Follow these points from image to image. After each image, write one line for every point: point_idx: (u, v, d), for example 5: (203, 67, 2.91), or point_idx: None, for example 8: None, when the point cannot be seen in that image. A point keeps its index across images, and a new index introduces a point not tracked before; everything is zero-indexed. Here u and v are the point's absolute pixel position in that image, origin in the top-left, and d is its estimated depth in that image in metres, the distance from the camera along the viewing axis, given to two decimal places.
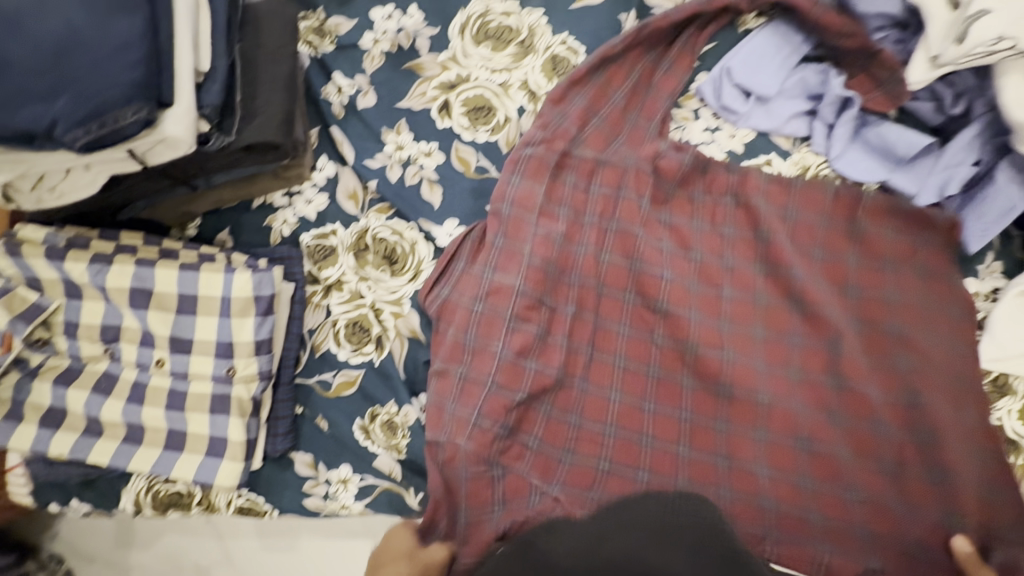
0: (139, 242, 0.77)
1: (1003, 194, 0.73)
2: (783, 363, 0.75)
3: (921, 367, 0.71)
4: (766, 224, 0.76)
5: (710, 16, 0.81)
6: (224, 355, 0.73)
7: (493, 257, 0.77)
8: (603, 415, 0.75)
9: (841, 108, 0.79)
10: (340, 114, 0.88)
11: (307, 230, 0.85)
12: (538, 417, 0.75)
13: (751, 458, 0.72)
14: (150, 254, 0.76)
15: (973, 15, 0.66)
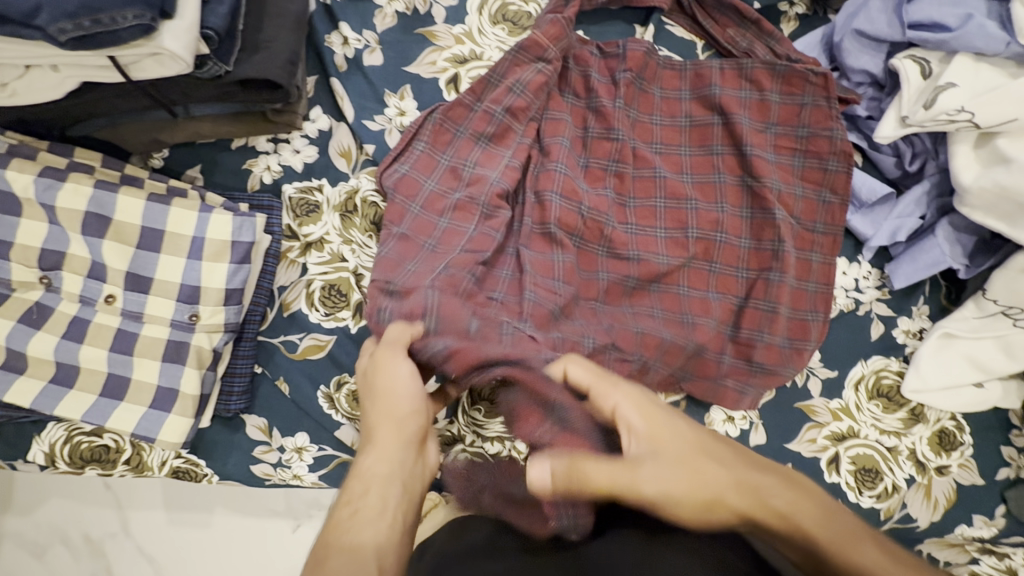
0: (97, 163, 0.70)
1: (937, 247, 0.83)
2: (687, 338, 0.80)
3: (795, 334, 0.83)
4: (719, 256, 0.84)
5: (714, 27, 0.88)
6: (187, 300, 0.67)
7: (449, 208, 0.78)
8: None
9: (884, 202, 0.86)
10: (342, 66, 0.83)
11: (290, 180, 0.80)
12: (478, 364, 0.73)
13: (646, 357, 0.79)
14: (111, 178, 0.70)
15: (942, 86, 0.76)
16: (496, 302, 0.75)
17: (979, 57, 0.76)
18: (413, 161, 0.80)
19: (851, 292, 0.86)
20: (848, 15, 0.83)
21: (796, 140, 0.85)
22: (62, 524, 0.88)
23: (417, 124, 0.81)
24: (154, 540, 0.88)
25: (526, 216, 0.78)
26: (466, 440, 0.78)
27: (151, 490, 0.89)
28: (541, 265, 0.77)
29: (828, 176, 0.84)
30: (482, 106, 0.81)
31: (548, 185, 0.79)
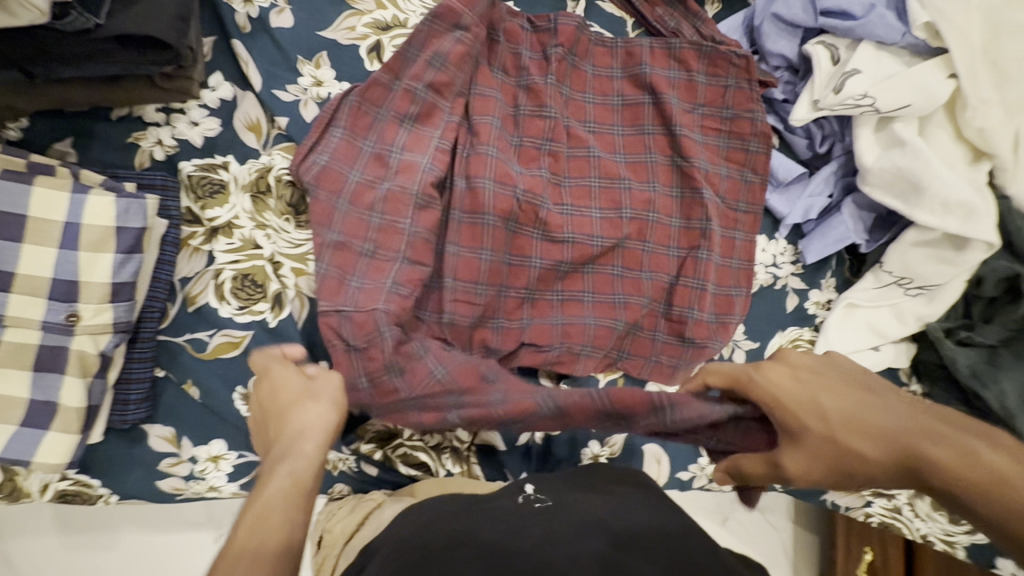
0: None
1: (843, 224, 0.89)
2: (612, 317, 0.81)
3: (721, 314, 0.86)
4: (651, 237, 0.85)
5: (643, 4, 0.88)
6: (63, 297, 0.57)
7: (379, 203, 0.71)
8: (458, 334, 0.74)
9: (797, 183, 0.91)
10: (245, 27, 0.74)
11: (189, 157, 0.71)
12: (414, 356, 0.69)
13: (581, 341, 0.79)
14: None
15: (847, 72, 0.80)
16: (425, 322, 0.74)
17: (879, 45, 0.81)
18: (332, 150, 0.72)
19: (769, 268, 0.92)
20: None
21: (721, 122, 0.87)
22: None
23: (333, 108, 0.74)
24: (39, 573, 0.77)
25: (458, 199, 0.75)
26: (404, 434, 0.74)
27: (31, 519, 0.77)
28: (466, 267, 0.74)
29: (750, 158, 0.88)
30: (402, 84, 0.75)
31: (481, 170, 0.75)
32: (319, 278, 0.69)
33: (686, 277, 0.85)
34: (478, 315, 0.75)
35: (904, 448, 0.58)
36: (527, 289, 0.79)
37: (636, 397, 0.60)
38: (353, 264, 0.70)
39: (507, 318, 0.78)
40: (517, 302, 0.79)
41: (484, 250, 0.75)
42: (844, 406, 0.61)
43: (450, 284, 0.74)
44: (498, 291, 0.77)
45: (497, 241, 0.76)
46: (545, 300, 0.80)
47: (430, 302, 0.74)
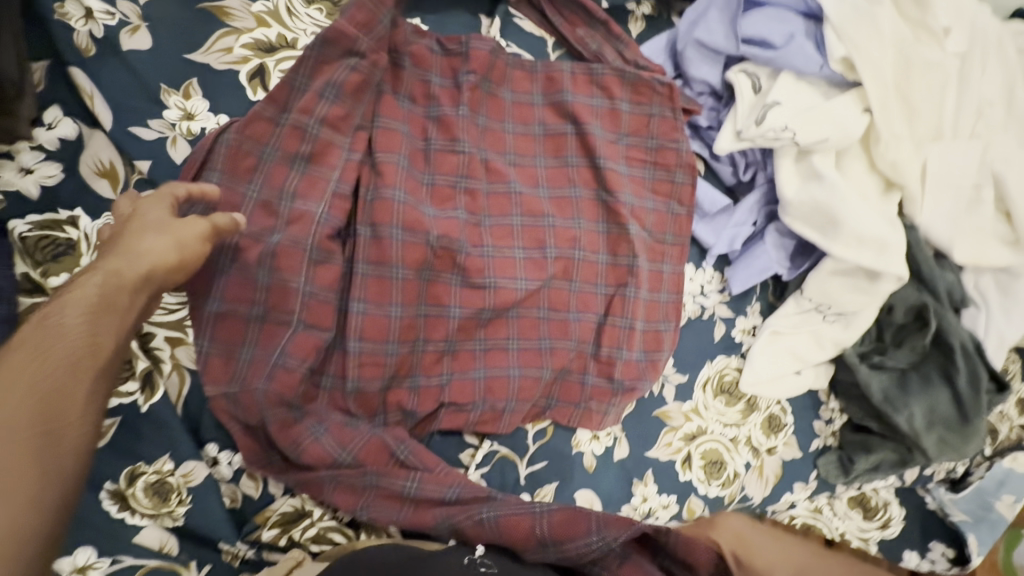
0: None
1: (765, 254, 0.89)
2: (538, 366, 0.77)
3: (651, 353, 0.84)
4: (578, 276, 0.80)
5: (562, 24, 0.82)
6: None
7: (267, 259, 0.64)
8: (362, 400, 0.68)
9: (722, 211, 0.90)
10: (88, 49, 0.61)
11: (22, 213, 0.59)
12: (307, 431, 0.65)
13: (505, 395, 0.75)
14: None
15: (768, 103, 0.79)
16: (326, 389, 0.68)
17: (799, 75, 0.80)
18: (209, 203, 0.63)
19: (697, 298, 0.90)
20: (689, 23, 0.82)
21: (646, 152, 0.83)
22: None
23: (208, 146, 0.64)
24: None
25: (362, 251, 0.68)
26: (315, 512, 0.67)
27: None
28: (374, 326, 0.68)
29: (677, 188, 0.85)
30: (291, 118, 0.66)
31: (386, 218, 0.69)
32: (203, 359, 0.64)
33: (613, 316, 0.82)
34: (391, 374, 0.70)
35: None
36: (446, 341, 0.73)
37: (573, 522, 0.66)
38: (234, 332, 0.65)
39: (424, 375, 0.72)
40: (435, 356, 0.73)
41: (393, 306, 0.69)
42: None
43: (355, 347, 0.67)
44: (411, 346, 0.71)
45: (408, 296, 0.70)
46: (467, 350, 0.75)
47: (336, 369, 0.68)
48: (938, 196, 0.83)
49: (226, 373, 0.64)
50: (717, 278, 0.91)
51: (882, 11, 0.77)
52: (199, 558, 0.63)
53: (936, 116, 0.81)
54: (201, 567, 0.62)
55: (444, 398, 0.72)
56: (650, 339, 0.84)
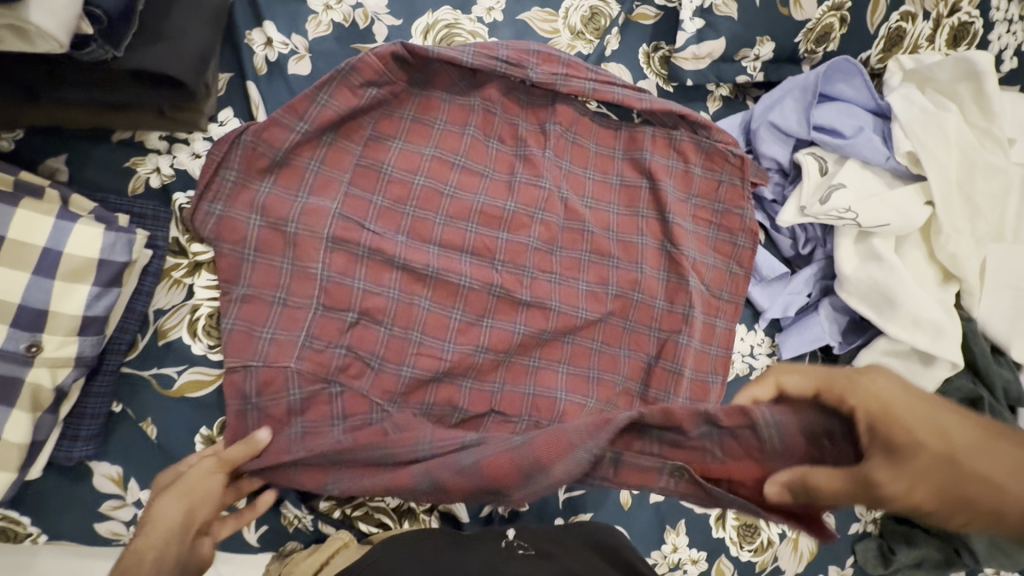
0: None
1: (818, 325, 0.92)
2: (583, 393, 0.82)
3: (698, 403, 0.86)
4: (633, 316, 0.86)
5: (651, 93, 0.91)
6: (27, 326, 0.54)
7: (362, 268, 0.73)
8: (422, 394, 0.74)
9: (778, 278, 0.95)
10: (262, 69, 0.75)
11: (184, 188, 0.70)
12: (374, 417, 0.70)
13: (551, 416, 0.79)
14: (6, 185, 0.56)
15: (834, 185, 0.85)
16: (374, 368, 0.72)
17: (865, 164, 0.87)
18: (329, 203, 0.73)
19: (746, 358, 0.94)
20: (765, 106, 0.91)
21: (712, 214, 0.90)
22: None
23: (340, 160, 0.75)
24: None
25: (440, 259, 0.77)
26: (367, 494, 0.72)
27: None
28: (435, 322, 0.76)
29: (735, 250, 0.91)
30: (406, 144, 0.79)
31: (462, 239, 0.79)
32: (230, 333, 0.67)
33: (660, 358, 0.86)
34: (444, 370, 0.75)
35: (967, 495, 0.52)
36: (507, 353, 0.79)
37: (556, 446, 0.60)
38: (289, 320, 0.70)
39: (480, 379, 0.77)
40: (493, 365, 0.78)
41: (457, 310, 0.77)
42: (970, 433, 0.54)
43: (417, 336, 0.75)
44: (473, 352, 0.76)
45: (473, 304, 0.78)
46: (523, 365, 0.80)
47: (389, 354, 0.73)
48: (997, 295, 0.85)
49: (250, 348, 0.68)
50: (767, 341, 0.95)
51: (950, 117, 0.84)
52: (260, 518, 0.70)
53: (1000, 217, 0.84)
54: (258, 526, 0.71)
55: (495, 408, 0.77)
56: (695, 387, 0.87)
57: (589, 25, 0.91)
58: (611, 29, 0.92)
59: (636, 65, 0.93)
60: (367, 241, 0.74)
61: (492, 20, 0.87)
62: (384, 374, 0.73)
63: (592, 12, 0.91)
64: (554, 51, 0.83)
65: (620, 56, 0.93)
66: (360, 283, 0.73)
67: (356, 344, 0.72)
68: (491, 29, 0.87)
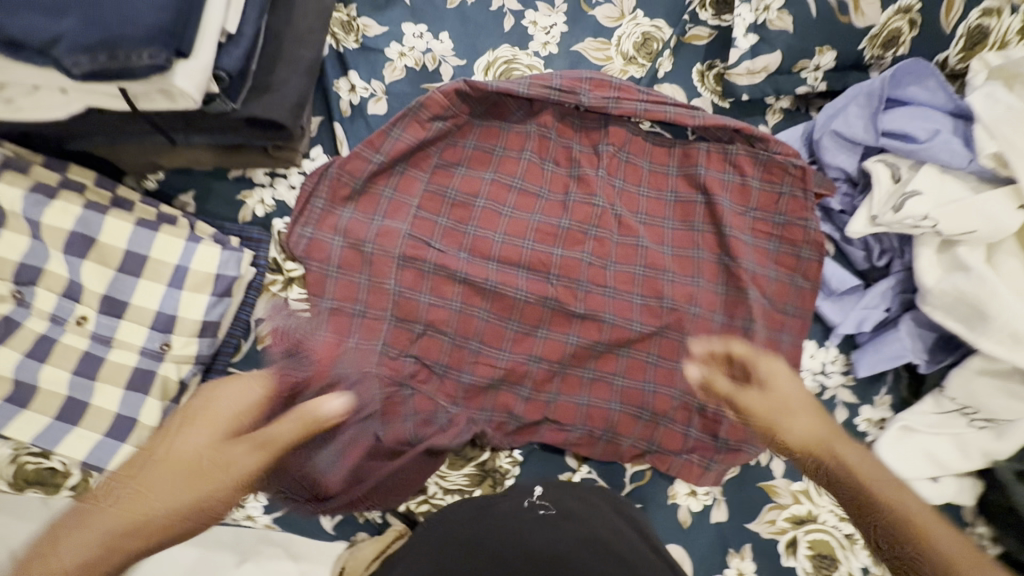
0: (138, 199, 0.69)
1: (900, 341, 0.86)
2: (637, 405, 0.83)
3: None
4: (690, 329, 0.86)
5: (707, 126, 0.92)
6: (162, 328, 0.66)
7: (428, 283, 0.80)
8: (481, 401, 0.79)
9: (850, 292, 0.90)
10: (346, 112, 0.86)
11: (282, 215, 0.82)
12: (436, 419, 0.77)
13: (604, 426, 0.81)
14: (149, 215, 0.68)
15: (908, 192, 0.81)
16: (439, 375, 0.79)
17: (944, 169, 0.82)
18: (401, 225, 0.82)
19: (817, 375, 0.89)
20: (828, 116, 0.89)
21: (773, 226, 0.89)
22: None
23: (411, 188, 0.84)
24: None
25: (498, 275, 0.82)
26: (430, 491, 0.75)
27: None
28: (492, 333, 0.81)
29: (799, 263, 0.88)
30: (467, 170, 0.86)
31: (517, 257, 0.84)
32: (321, 343, 0.77)
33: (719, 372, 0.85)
34: (500, 378, 0.80)
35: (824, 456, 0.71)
36: (561, 363, 0.82)
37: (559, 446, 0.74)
38: (368, 330, 0.78)
39: (535, 389, 0.81)
40: (547, 375, 0.81)
41: (513, 322, 0.82)
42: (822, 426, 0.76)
43: (475, 346, 0.80)
44: (527, 361, 0.81)
45: (528, 316, 0.82)
46: (576, 375, 0.83)
47: (451, 361, 0.80)
48: None
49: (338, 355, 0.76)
50: (841, 358, 0.90)
51: None
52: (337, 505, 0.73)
53: None
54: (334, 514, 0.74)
55: (549, 416, 0.80)
56: None
57: (642, 50, 0.95)
58: (663, 52, 0.95)
59: (690, 84, 0.95)
60: (431, 258, 0.81)
61: (547, 53, 0.94)
62: (448, 380, 0.79)
63: (644, 37, 0.95)
64: (606, 77, 0.87)
65: (673, 77, 0.96)
66: (425, 297, 0.80)
67: (422, 352, 0.79)
68: (546, 61, 0.93)
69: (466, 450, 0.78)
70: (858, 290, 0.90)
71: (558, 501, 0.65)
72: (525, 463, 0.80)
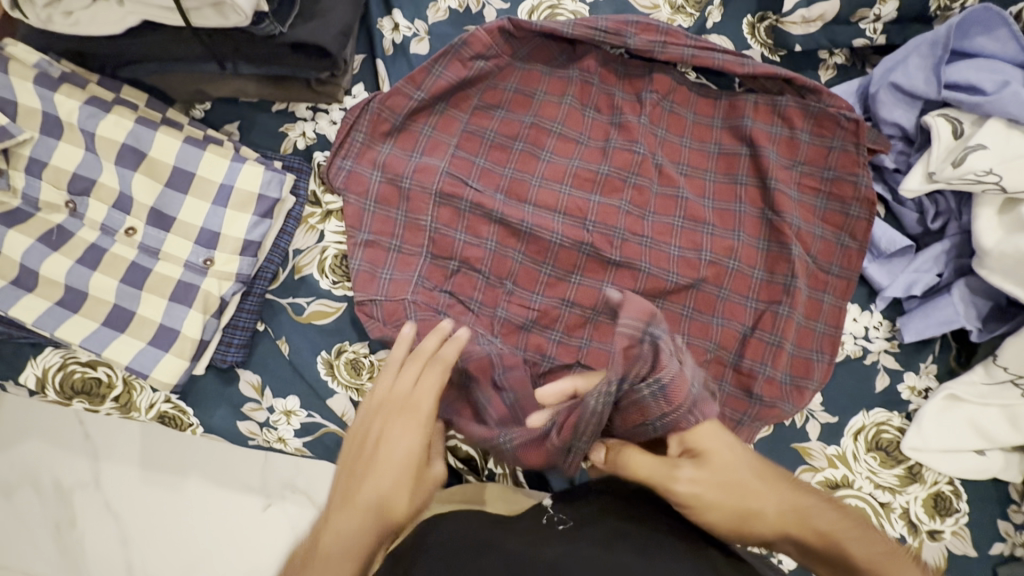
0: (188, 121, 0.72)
1: (951, 306, 0.82)
2: None
3: (798, 381, 0.82)
4: (727, 284, 0.83)
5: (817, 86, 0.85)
6: (205, 244, 0.67)
7: (463, 221, 0.80)
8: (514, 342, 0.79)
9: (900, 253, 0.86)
10: (389, 51, 0.86)
11: (322, 149, 0.82)
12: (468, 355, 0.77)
13: None
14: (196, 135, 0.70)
15: (971, 147, 0.77)
16: (473, 311, 0.79)
17: (1011, 123, 0.77)
18: (438, 163, 0.81)
19: (859, 339, 0.86)
20: (886, 68, 0.85)
21: (821, 182, 0.85)
22: (115, 504, 0.91)
23: (450, 129, 0.84)
24: (122, 495, 0.90)
25: (534, 218, 0.81)
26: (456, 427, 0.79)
27: (124, 447, 0.92)
28: (526, 275, 0.80)
29: (847, 221, 0.84)
30: (507, 113, 0.86)
31: (553, 203, 0.83)
32: (356, 272, 0.77)
33: (756, 329, 0.82)
34: (532, 320, 0.80)
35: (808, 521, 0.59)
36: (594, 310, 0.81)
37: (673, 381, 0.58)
38: (403, 264, 0.79)
39: (567, 334, 0.80)
40: (580, 321, 0.80)
41: (547, 267, 0.81)
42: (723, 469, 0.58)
43: (509, 287, 0.80)
44: (560, 305, 0.80)
45: (563, 261, 0.81)
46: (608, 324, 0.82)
47: (484, 300, 0.79)
48: None
49: (373, 285, 0.77)
50: (886, 323, 0.86)
51: None
52: None
53: None
54: None
55: (580, 362, 0.79)
56: (794, 360, 0.82)
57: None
58: (713, 1, 0.92)
59: (740, 35, 0.92)
60: (466, 196, 0.80)
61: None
62: (482, 318, 0.79)
63: None
64: (653, 21, 0.85)
65: (722, 28, 0.92)
66: (459, 235, 0.80)
67: (456, 290, 0.79)
68: (592, 8, 0.91)
69: None
70: (908, 253, 0.86)
71: (572, 511, 0.63)
72: None
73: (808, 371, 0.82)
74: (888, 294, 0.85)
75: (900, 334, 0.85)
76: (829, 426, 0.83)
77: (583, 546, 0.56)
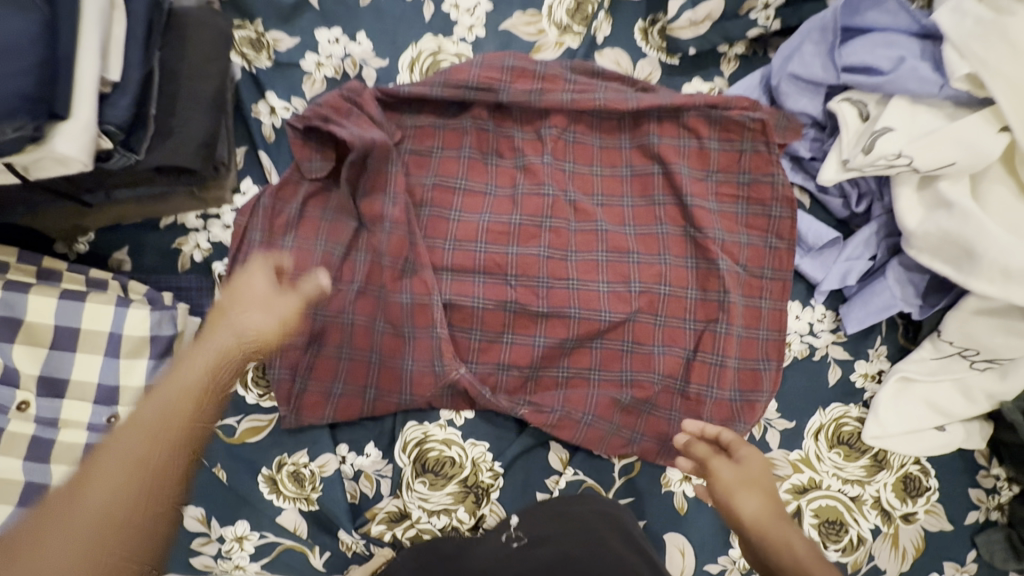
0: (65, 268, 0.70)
1: (888, 290, 0.81)
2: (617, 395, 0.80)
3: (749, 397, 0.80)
4: (663, 310, 0.81)
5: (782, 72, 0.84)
6: (105, 402, 0.67)
7: (380, 308, 0.77)
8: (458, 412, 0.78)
9: (830, 245, 0.84)
10: (270, 136, 0.82)
11: (221, 257, 0.78)
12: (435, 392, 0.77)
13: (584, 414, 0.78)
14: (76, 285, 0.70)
15: (878, 130, 0.74)
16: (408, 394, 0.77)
17: (915, 98, 0.74)
18: (342, 247, 0.78)
19: (805, 337, 0.84)
20: (783, 57, 0.81)
21: (738, 187, 0.83)
22: None
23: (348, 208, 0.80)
24: None
25: (448, 286, 0.79)
26: (414, 516, 0.75)
27: None
28: (456, 346, 0.79)
29: (770, 222, 0.82)
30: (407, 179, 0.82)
31: (469, 263, 0.80)
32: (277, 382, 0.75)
33: (698, 350, 0.81)
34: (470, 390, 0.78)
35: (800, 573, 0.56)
36: (531, 367, 0.79)
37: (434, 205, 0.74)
38: (327, 360, 0.76)
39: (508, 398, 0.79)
40: (519, 380, 0.79)
41: (476, 332, 0.79)
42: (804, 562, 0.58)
43: None
44: (495, 367, 0.79)
45: (489, 323, 0.79)
46: (549, 376, 0.80)
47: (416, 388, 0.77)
48: None
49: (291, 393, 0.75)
50: (829, 313, 0.85)
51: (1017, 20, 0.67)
52: (321, 544, 0.75)
53: None
54: (322, 552, 0.75)
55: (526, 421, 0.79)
56: (739, 375, 0.81)
57: (577, 15, 0.87)
58: (599, 13, 0.87)
59: (634, 45, 0.88)
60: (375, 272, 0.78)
61: (474, 37, 0.87)
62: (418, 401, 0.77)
63: None
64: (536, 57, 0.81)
65: (615, 40, 0.88)
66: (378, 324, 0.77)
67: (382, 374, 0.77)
68: (475, 46, 0.87)
69: (447, 468, 0.76)
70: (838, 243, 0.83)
71: (531, 528, 0.70)
72: (508, 474, 0.78)
73: (756, 383, 0.81)
74: (825, 286, 0.83)
75: (845, 323, 0.84)
76: (787, 433, 0.83)
77: (531, 569, 0.66)
